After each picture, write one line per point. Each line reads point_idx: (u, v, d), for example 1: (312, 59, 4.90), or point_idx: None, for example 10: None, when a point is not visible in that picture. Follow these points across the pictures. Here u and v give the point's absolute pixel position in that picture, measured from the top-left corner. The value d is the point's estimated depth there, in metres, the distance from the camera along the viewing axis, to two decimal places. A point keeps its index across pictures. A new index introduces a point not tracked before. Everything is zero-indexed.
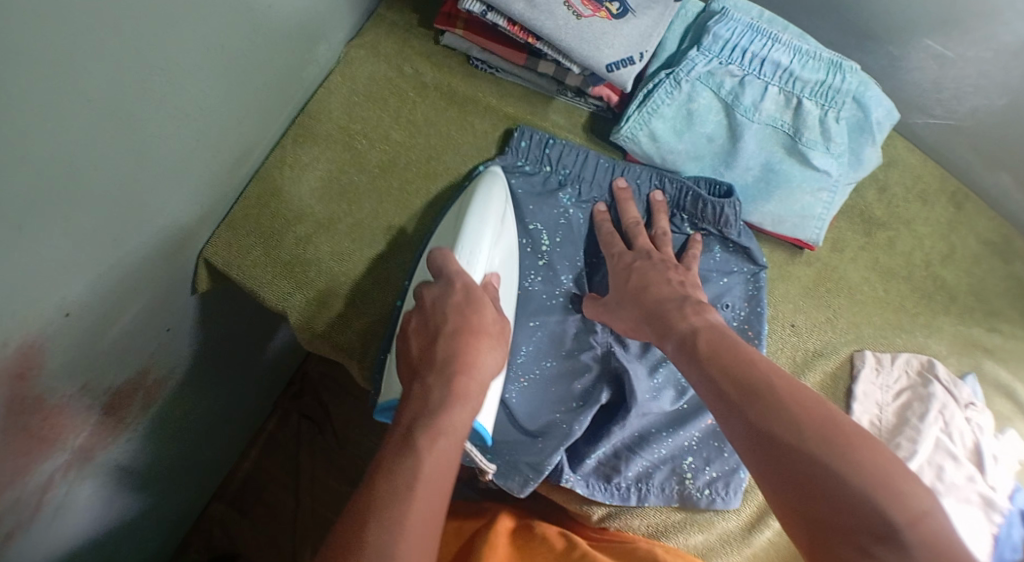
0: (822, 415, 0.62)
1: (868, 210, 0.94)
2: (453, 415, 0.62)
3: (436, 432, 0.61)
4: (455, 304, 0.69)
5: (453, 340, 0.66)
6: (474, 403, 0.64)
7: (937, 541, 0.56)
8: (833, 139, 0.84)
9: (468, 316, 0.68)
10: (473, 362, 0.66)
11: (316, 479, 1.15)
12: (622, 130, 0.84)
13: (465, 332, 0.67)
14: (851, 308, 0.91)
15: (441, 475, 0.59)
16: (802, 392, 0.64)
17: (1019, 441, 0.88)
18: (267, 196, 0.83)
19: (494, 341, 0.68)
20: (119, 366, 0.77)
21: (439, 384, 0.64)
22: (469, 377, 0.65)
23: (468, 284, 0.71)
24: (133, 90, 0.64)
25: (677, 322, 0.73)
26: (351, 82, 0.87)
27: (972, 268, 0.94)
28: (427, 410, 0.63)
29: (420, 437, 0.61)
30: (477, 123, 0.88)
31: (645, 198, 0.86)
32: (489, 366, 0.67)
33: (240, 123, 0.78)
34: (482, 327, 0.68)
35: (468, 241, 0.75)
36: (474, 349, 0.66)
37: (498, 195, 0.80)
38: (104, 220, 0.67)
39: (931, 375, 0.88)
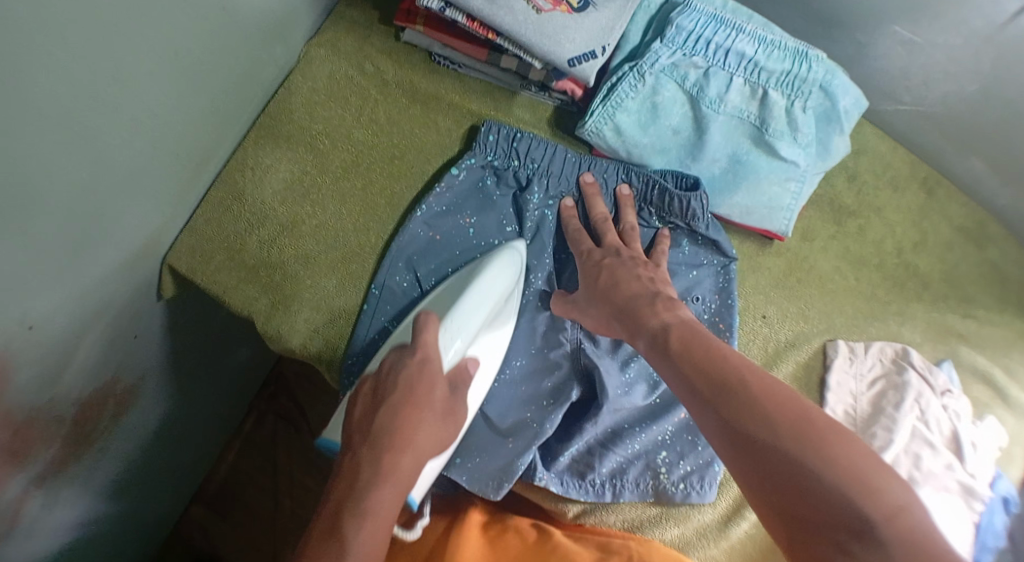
0: (793, 409, 0.61)
1: (839, 199, 0.93)
2: (382, 495, 0.66)
3: (364, 515, 0.65)
4: (405, 376, 0.72)
5: (394, 414, 0.70)
6: (406, 482, 0.68)
7: (912, 535, 0.54)
8: (799, 129, 0.83)
9: (413, 394, 0.72)
10: (410, 439, 0.69)
11: (294, 481, 1.14)
12: (587, 124, 0.83)
13: (406, 406, 0.71)
14: (823, 298, 0.90)
15: (367, 558, 0.63)
16: (774, 386, 0.63)
17: (998, 427, 0.88)
18: (229, 200, 0.82)
19: (434, 416, 0.72)
20: (88, 376, 0.77)
21: (371, 461, 0.68)
22: (405, 454, 0.69)
23: (426, 357, 0.73)
24: (84, 97, 0.63)
25: (649, 316, 0.72)
26: (312, 81, 0.85)
27: (945, 253, 0.94)
28: (359, 487, 0.66)
29: (350, 515, 0.65)
30: (440, 120, 0.87)
31: (613, 191, 0.85)
32: (428, 443, 0.71)
33: (199, 128, 0.77)
34: (425, 403, 0.72)
35: (455, 318, 0.75)
36: (412, 426, 0.70)
37: (507, 274, 0.79)
38: (60, 230, 0.66)
39: (906, 363, 0.87)
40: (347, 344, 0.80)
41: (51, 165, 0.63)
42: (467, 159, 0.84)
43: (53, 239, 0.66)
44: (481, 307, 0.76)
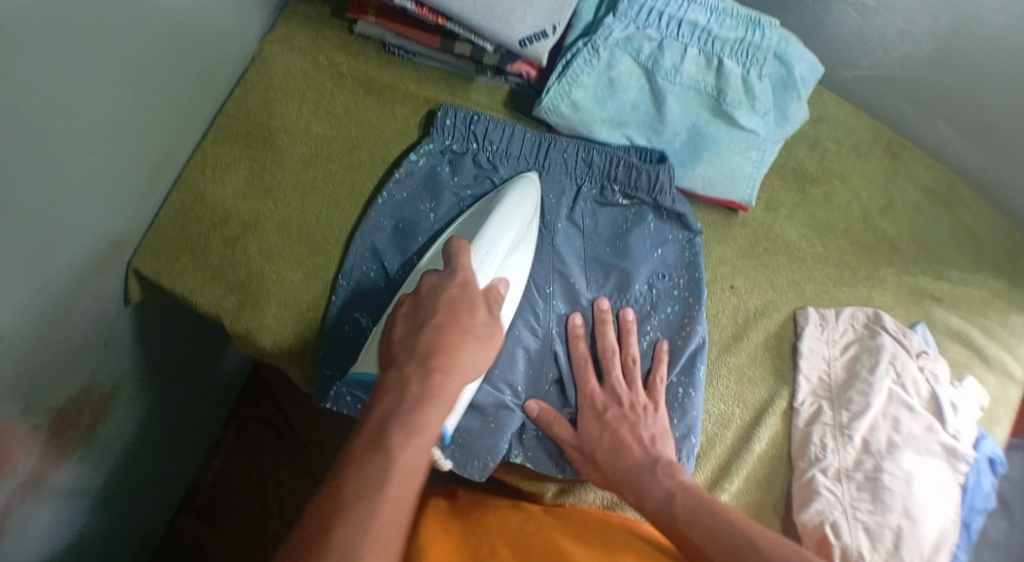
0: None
1: (801, 167, 0.93)
2: (428, 415, 0.60)
3: (410, 429, 0.60)
4: (447, 297, 0.67)
5: (439, 333, 0.64)
6: (450, 404, 0.62)
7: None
8: (756, 98, 0.83)
9: (453, 317, 0.65)
10: (456, 361, 0.63)
11: (282, 484, 1.14)
12: (544, 102, 0.83)
13: (448, 330, 0.64)
14: (791, 266, 0.89)
15: (410, 477, 0.58)
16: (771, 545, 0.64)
17: (978, 386, 0.89)
18: (190, 201, 0.82)
19: (480, 343, 0.66)
20: (61, 385, 0.76)
21: (418, 378, 0.62)
22: (455, 377, 0.63)
23: (467, 281, 0.69)
24: (42, 100, 0.63)
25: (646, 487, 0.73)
26: (268, 78, 0.86)
27: (913, 215, 0.94)
28: (404, 402, 0.61)
29: (393, 433, 0.59)
30: (398, 110, 0.87)
31: (600, 334, 0.81)
32: (472, 368, 0.64)
33: (156, 130, 0.77)
34: (469, 328, 0.65)
35: (481, 246, 0.75)
36: (457, 345, 0.64)
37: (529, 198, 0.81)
38: (26, 236, 0.66)
39: (879, 327, 0.87)
40: (315, 338, 0.80)
41: (15, 170, 0.63)
42: (425, 145, 0.85)
43: (19, 246, 0.65)
44: (506, 231, 0.77)
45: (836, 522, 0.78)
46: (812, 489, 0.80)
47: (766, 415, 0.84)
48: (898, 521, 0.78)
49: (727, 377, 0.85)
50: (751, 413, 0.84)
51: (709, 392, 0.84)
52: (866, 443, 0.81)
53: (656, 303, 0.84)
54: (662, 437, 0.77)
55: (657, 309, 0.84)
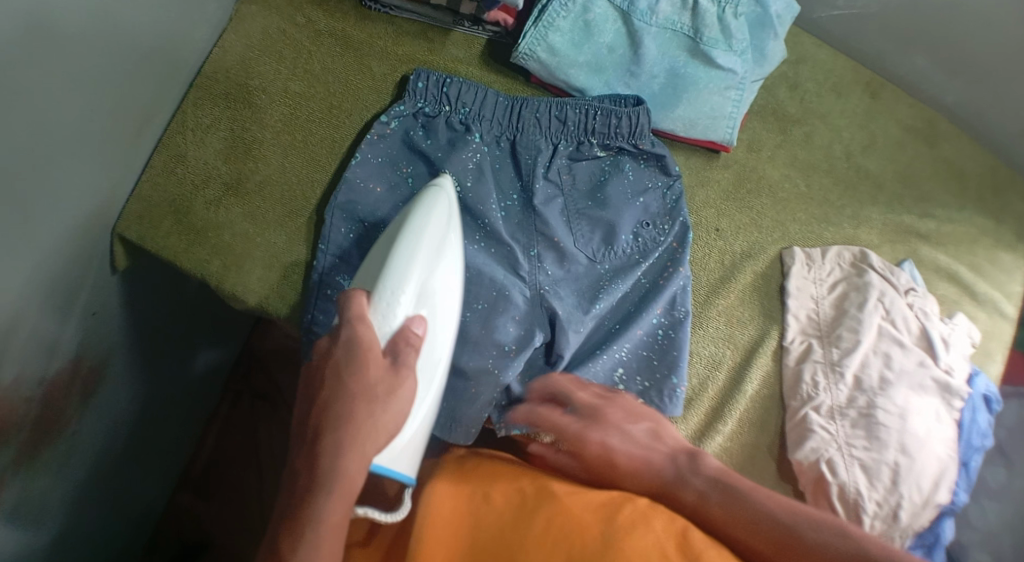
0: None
1: (783, 108, 0.93)
2: (318, 503, 0.61)
3: (302, 526, 0.60)
4: (334, 365, 0.66)
5: (326, 411, 0.64)
6: (346, 484, 0.62)
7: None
8: (733, 37, 0.85)
9: (344, 382, 0.64)
10: (345, 437, 0.63)
11: (276, 456, 1.13)
12: (520, 47, 0.84)
13: (342, 400, 0.64)
14: (775, 206, 0.90)
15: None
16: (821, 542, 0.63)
17: (969, 321, 0.89)
18: (172, 163, 0.82)
19: (373, 405, 0.64)
20: (51, 353, 0.74)
21: (307, 465, 0.63)
22: (343, 454, 0.62)
23: (353, 336, 0.67)
24: (39, 46, 0.63)
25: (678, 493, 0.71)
26: (245, 39, 0.86)
27: (896, 154, 0.94)
28: (298, 495, 0.62)
29: (288, 531, 0.61)
30: (375, 66, 0.87)
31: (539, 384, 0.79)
32: (366, 434, 0.63)
33: (140, 89, 0.77)
34: (360, 391, 0.64)
35: (389, 279, 0.71)
36: (347, 418, 0.63)
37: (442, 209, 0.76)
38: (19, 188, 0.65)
39: (866, 265, 0.87)
40: (303, 298, 0.80)
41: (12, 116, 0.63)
42: (398, 106, 0.84)
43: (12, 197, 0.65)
44: (413, 257, 0.72)
45: (832, 460, 0.79)
46: (805, 427, 0.80)
47: (757, 355, 0.84)
48: (894, 458, 0.78)
49: (718, 318, 0.85)
50: (742, 354, 0.84)
51: (698, 333, 0.84)
52: (857, 380, 0.81)
53: (645, 252, 0.83)
54: (661, 426, 0.76)
55: (646, 253, 0.83)
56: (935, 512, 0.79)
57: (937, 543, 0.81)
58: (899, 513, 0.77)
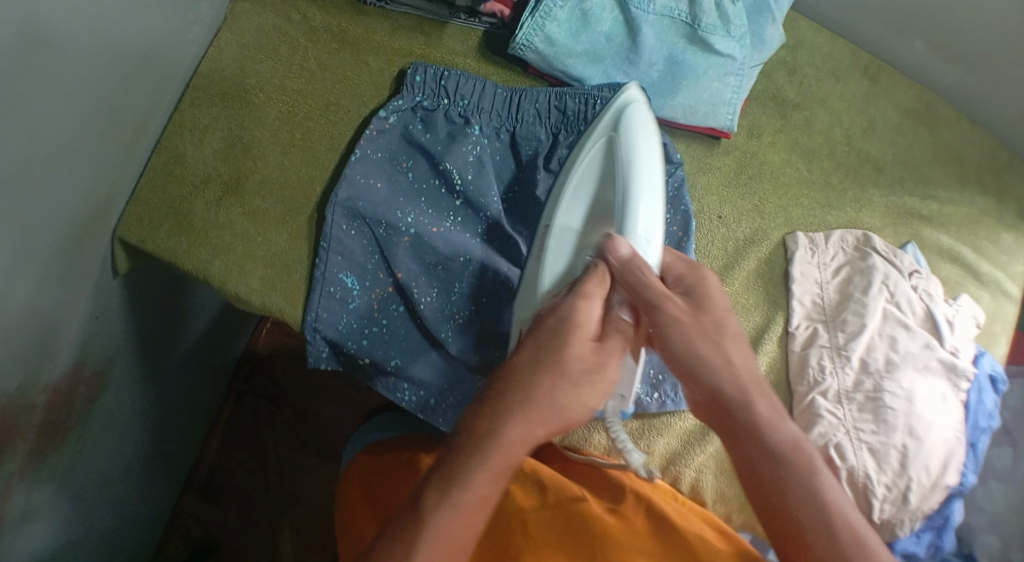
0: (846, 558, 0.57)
1: (781, 93, 0.93)
2: (474, 474, 0.56)
3: (449, 490, 0.56)
4: (558, 328, 0.62)
5: (538, 372, 0.60)
6: (512, 469, 0.58)
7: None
8: (731, 22, 0.85)
9: (563, 347, 0.61)
10: (538, 407, 0.59)
11: (281, 456, 1.14)
12: (517, 38, 0.83)
13: (538, 366, 0.61)
14: (776, 192, 0.89)
15: (449, 543, 0.55)
16: (845, 527, 0.58)
17: (972, 302, 0.89)
18: (170, 164, 0.81)
19: (573, 382, 0.61)
20: (55, 360, 0.74)
21: (474, 431, 0.58)
22: (522, 427, 0.58)
23: (574, 310, 0.63)
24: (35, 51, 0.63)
25: (766, 428, 0.61)
26: (240, 36, 0.85)
27: (896, 137, 0.94)
28: (449, 458, 0.57)
29: (430, 492, 0.56)
30: (371, 61, 0.87)
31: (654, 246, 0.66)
32: (559, 411, 0.60)
33: (136, 91, 0.76)
34: (566, 364, 0.61)
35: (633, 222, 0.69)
36: (553, 389, 0.60)
37: (649, 148, 0.72)
38: (17, 195, 0.65)
39: (869, 249, 0.87)
40: (305, 297, 0.79)
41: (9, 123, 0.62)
42: (395, 101, 0.84)
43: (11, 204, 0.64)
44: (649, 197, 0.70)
45: (840, 444, 0.78)
46: (814, 413, 0.80)
47: (762, 342, 0.84)
48: (902, 440, 0.78)
49: None
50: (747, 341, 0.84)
51: None
52: (864, 363, 0.81)
53: None
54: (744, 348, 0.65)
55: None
56: (943, 495, 0.80)
57: (947, 524, 0.81)
58: (908, 495, 0.77)
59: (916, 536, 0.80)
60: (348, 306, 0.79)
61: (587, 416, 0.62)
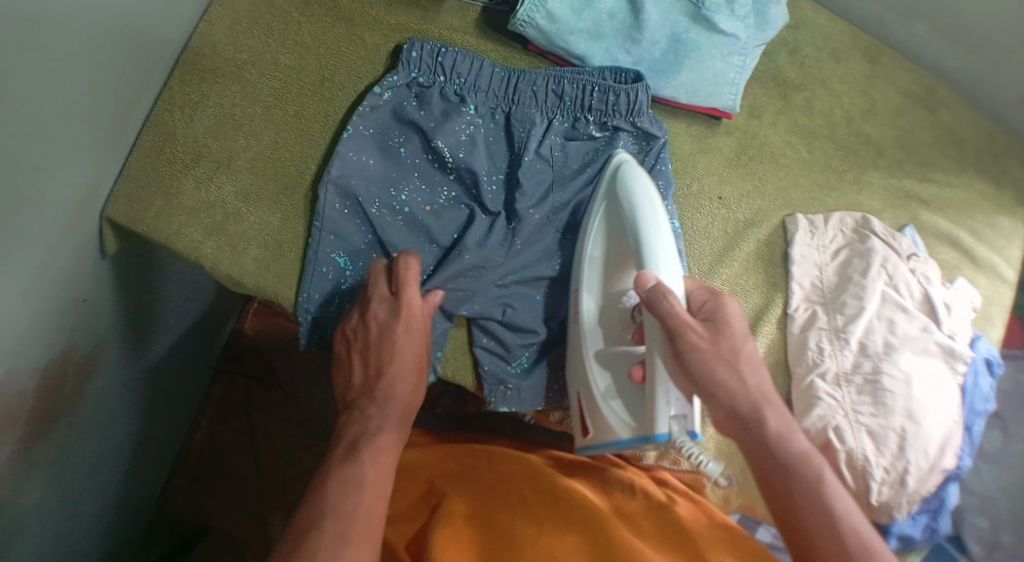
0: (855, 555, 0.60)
1: (782, 73, 0.92)
2: (388, 435, 0.68)
3: (378, 449, 0.67)
4: (389, 330, 0.71)
5: (391, 362, 0.71)
6: (403, 429, 0.70)
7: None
8: (735, 2, 0.84)
9: (403, 339, 0.71)
10: (402, 387, 0.71)
11: (271, 437, 1.12)
12: (518, 14, 0.82)
13: (392, 353, 0.71)
14: (777, 173, 0.89)
15: (378, 490, 0.64)
16: (844, 521, 0.62)
17: (970, 286, 0.89)
18: (160, 141, 0.80)
19: (423, 361, 0.73)
20: (44, 343, 0.72)
21: (376, 408, 0.70)
22: (402, 399, 0.71)
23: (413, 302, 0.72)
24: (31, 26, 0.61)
25: (777, 440, 0.66)
26: (232, 11, 0.84)
27: (895, 118, 0.93)
28: (365, 430, 0.69)
29: (364, 451, 0.66)
30: (367, 37, 0.85)
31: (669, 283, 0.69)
32: (414, 389, 0.72)
33: (126, 67, 0.75)
34: (406, 353, 0.71)
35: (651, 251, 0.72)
36: (404, 369, 0.72)
37: (648, 188, 0.76)
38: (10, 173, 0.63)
39: (868, 231, 0.86)
40: (298, 277, 0.78)
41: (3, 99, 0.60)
42: (390, 77, 0.82)
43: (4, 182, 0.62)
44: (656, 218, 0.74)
45: (839, 427, 0.78)
46: (812, 395, 0.79)
47: (761, 323, 0.83)
48: (901, 423, 0.78)
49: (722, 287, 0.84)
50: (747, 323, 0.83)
51: None
52: (862, 346, 0.81)
53: None
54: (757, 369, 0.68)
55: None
56: (940, 478, 0.80)
57: (943, 506, 0.81)
58: (906, 479, 0.77)
59: (912, 519, 0.80)
60: (339, 287, 0.77)
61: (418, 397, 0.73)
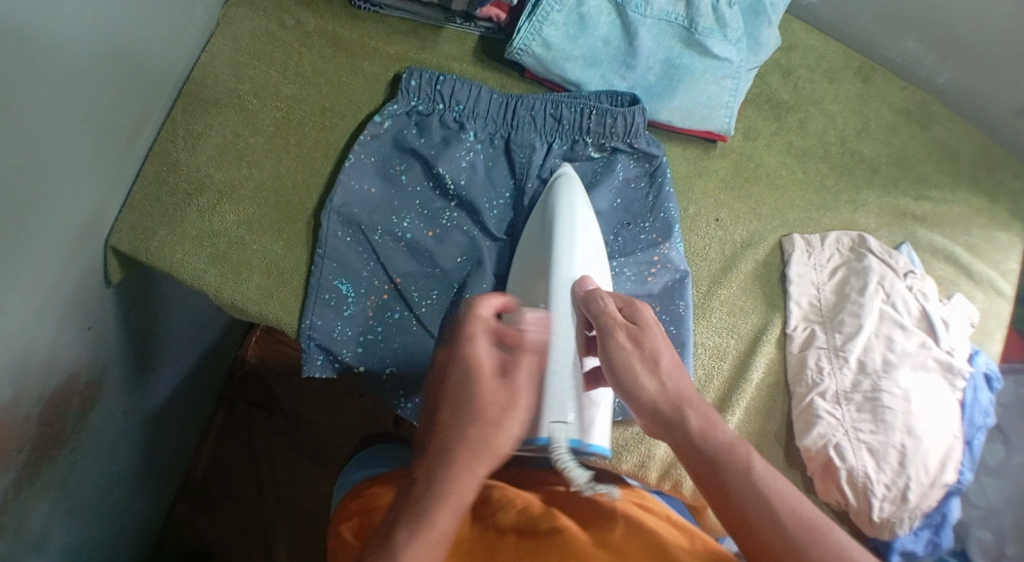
0: (799, 547, 0.57)
1: (776, 95, 0.93)
2: (435, 513, 0.57)
3: (416, 527, 0.56)
4: (456, 385, 0.63)
5: (451, 421, 0.61)
6: (462, 500, 0.58)
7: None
8: (728, 26, 0.85)
9: (467, 394, 0.61)
10: (465, 450, 0.59)
11: (274, 463, 1.13)
12: (514, 43, 0.84)
13: (455, 410, 0.61)
14: (773, 193, 0.90)
15: None
16: (792, 516, 0.58)
17: (967, 301, 0.89)
18: (164, 171, 0.81)
19: (495, 420, 0.60)
20: (49, 371, 0.73)
21: (424, 477, 0.59)
22: (464, 466, 0.59)
23: (475, 352, 0.62)
24: (33, 62, 0.62)
25: (700, 437, 0.63)
26: (234, 42, 0.85)
27: (890, 136, 0.94)
28: (408, 504, 0.58)
29: (398, 532, 0.57)
30: (367, 66, 0.86)
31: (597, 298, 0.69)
32: (488, 451, 0.59)
33: (129, 97, 0.76)
34: (473, 410, 0.60)
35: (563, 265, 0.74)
36: (468, 430, 0.59)
37: (577, 202, 0.78)
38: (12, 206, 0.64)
39: (865, 249, 0.87)
40: (301, 304, 0.78)
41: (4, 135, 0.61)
42: (390, 105, 0.83)
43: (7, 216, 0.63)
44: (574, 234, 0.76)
45: (838, 445, 0.79)
46: (812, 414, 0.80)
47: (761, 343, 0.84)
48: (901, 440, 0.78)
49: (720, 308, 0.85)
50: (746, 343, 0.84)
51: (701, 324, 0.84)
52: (861, 364, 0.81)
53: (625, 249, 0.83)
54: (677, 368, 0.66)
55: (625, 252, 0.83)
56: (942, 493, 0.80)
57: (945, 521, 0.81)
58: (907, 494, 0.77)
59: (914, 534, 0.80)
60: (344, 314, 0.78)
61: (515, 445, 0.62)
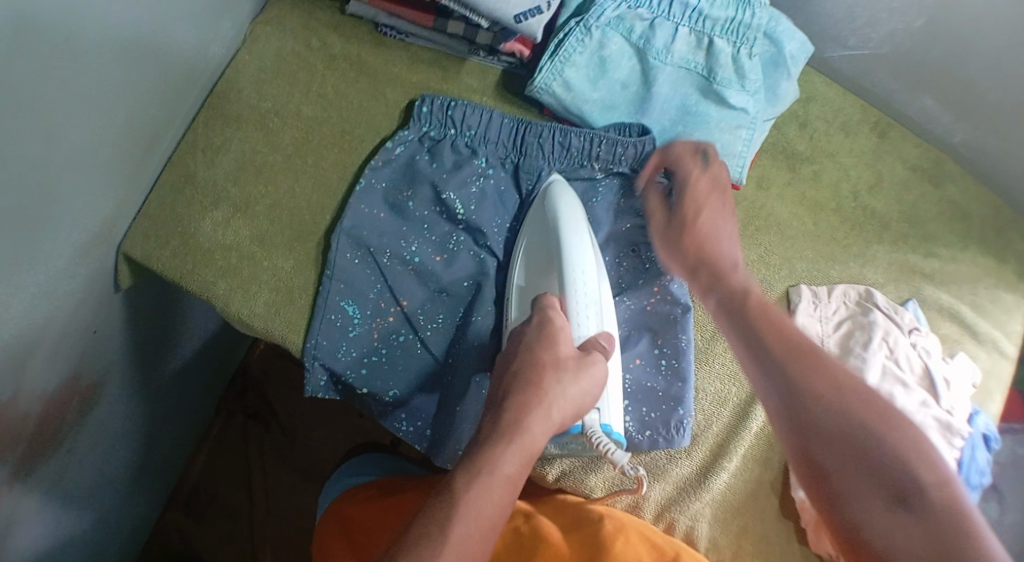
0: (828, 403, 0.66)
1: (791, 145, 0.94)
2: (503, 453, 0.60)
3: (484, 469, 0.60)
4: (527, 341, 0.68)
5: (520, 373, 0.65)
6: (533, 445, 0.62)
7: (956, 518, 0.58)
8: (746, 77, 0.85)
9: (536, 348, 0.67)
10: (535, 396, 0.63)
11: (268, 476, 1.13)
12: (536, 81, 0.84)
13: (528, 361, 0.66)
14: (783, 243, 0.91)
15: (479, 515, 0.58)
16: (840, 395, 0.66)
17: (970, 361, 0.89)
18: (181, 182, 0.81)
19: (567, 372, 0.66)
20: (50, 369, 0.73)
21: (492, 420, 0.63)
22: (537, 413, 0.63)
23: (543, 318, 0.71)
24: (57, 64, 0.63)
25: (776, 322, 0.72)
26: (258, 60, 0.86)
27: (903, 193, 0.95)
28: (474, 446, 0.62)
29: (463, 472, 0.60)
30: (388, 92, 0.87)
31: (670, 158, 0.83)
32: (559, 398, 0.64)
33: (152, 105, 0.76)
34: (551, 360, 0.66)
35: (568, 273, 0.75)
36: (539, 379, 0.64)
37: (577, 210, 0.79)
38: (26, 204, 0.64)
39: (871, 304, 0.88)
40: (308, 323, 0.78)
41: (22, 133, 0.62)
42: (405, 133, 0.84)
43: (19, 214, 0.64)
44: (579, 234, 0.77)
45: None
46: None
47: None
48: None
49: (724, 353, 0.86)
50: (748, 391, 0.85)
51: (704, 369, 0.85)
52: None
53: (627, 280, 0.85)
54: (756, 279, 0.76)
55: (628, 283, 0.85)
56: None
57: None
58: None
59: None
60: (348, 335, 0.78)
61: (591, 399, 0.67)
